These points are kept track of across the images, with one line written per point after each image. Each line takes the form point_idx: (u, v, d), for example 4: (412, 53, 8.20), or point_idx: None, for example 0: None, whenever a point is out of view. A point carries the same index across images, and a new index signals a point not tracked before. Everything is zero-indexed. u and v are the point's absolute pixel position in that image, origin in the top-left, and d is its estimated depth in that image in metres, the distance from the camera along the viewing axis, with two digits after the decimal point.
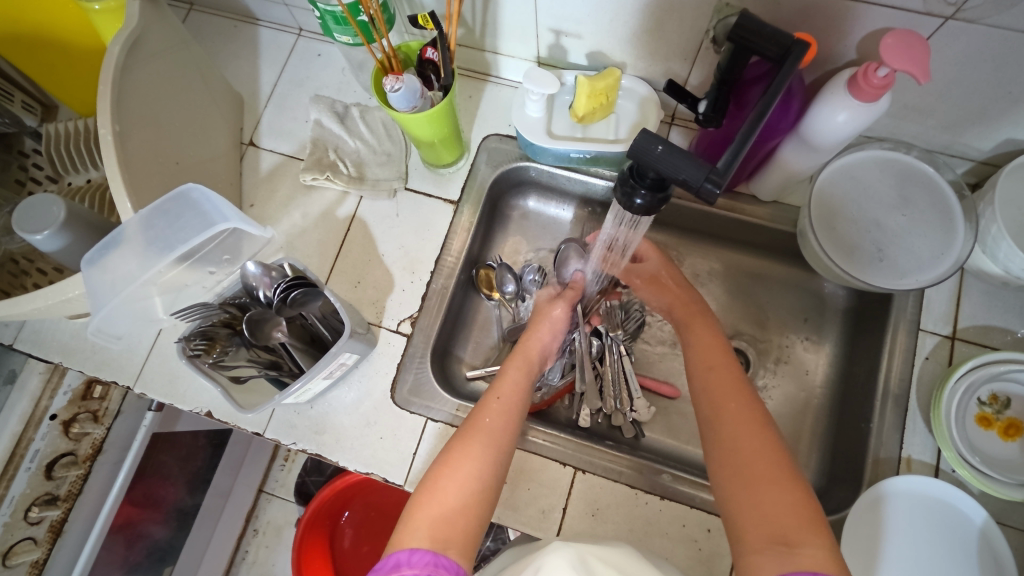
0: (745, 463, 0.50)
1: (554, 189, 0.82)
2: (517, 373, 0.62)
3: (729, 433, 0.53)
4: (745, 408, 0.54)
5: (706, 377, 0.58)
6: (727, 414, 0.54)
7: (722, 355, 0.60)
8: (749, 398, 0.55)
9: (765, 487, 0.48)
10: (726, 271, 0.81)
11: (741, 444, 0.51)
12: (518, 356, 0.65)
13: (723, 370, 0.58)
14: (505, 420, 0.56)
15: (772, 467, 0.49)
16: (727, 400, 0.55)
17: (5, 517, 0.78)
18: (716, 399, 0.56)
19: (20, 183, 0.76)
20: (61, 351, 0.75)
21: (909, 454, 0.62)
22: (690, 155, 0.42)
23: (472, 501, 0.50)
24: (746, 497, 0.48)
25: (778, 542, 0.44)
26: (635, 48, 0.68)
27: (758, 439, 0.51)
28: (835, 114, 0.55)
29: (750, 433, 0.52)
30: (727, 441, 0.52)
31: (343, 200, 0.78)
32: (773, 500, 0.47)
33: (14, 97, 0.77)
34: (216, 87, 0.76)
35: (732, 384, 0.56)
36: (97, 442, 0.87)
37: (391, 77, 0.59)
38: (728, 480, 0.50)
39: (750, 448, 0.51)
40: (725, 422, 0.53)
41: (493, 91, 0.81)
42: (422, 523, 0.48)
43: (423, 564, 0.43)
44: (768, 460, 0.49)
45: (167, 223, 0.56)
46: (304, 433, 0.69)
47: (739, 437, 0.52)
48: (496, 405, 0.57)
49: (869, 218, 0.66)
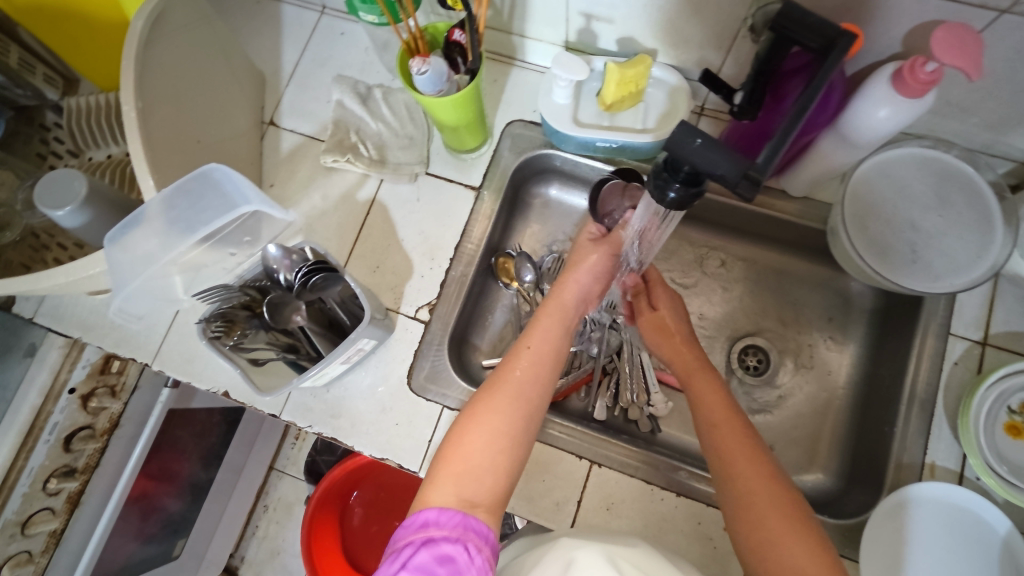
0: (761, 515, 0.49)
1: (577, 176, 0.81)
2: (552, 322, 0.59)
3: (739, 489, 0.51)
4: (754, 463, 0.52)
5: (709, 432, 0.55)
6: (738, 465, 0.52)
7: (728, 410, 0.56)
8: (757, 447, 0.53)
9: (782, 541, 0.47)
10: (750, 267, 0.80)
11: (753, 496, 0.50)
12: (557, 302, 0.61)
13: (728, 428, 0.55)
14: (541, 378, 0.54)
15: (788, 520, 0.48)
16: (738, 453, 0.52)
17: (25, 487, 0.78)
18: (725, 453, 0.53)
19: (41, 157, 0.76)
20: (81, 326, 0.78)
21: (933, 460, 0.61)
22: (728, 150, 0.41)
23: (503, 456, 0.49)
24: (765, 559, 0.47)
25: None
26: (667, 35, 0.66)
27: (774, 492, 0.50)
28: (876, 108, 0.53)
29: (764, 486, 0.50)
30: (739, 493, 0.51)
31: (364, 183, 0.77)
32: (794, 557, 0.46)
33: (36, 69, 0.75)
34: (238, 64, 0.75)
35: (737, 437, 0.54)
36: (114, 416, 0.88)
37: (418, 59, 0.58)
38: (747, 531, 0.49)
39: (762, 503, 0.49)
40: (737, 477, 0.51)
41: (519, 75, 0.79)
42: (449, 484, 0.47)
43: (456, 525, 0.44)
44: (787, 512, 0.48)
45: (188, 203, 0.55)
46: (320, 416, 0.70)
47: (754, 494, 0.50)
48: (528, 364, 0.54)
49: (904, 218, 0.64)
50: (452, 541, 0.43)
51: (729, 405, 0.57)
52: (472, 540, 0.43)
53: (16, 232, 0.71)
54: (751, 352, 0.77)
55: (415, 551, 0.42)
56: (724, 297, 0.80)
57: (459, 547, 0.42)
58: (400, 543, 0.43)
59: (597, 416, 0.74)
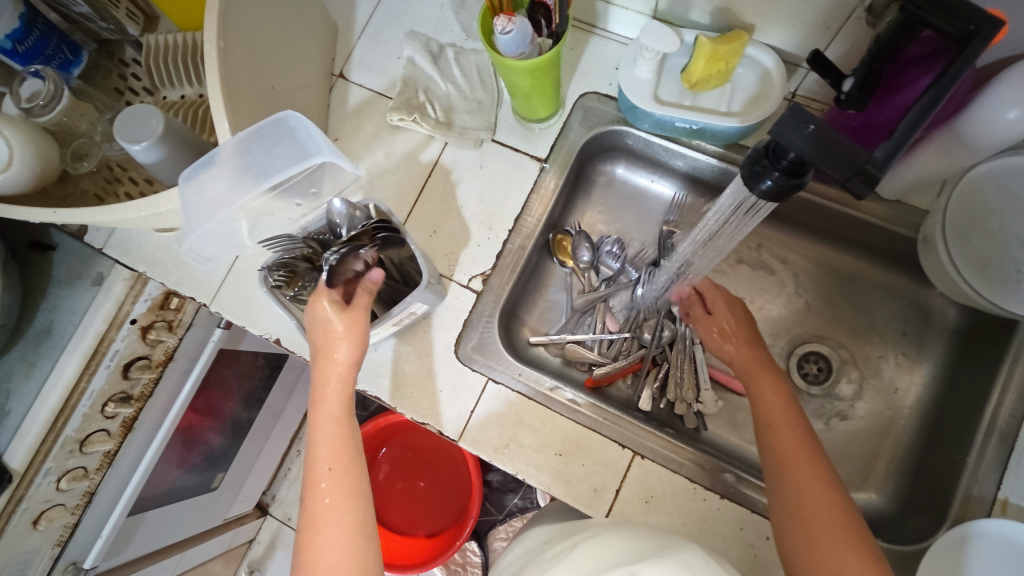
0: (812, 521, 0.48)
1: (647, 157, 0.77)
2: (332, 423, 0.54)
3: (790, 489, 0.50)
4: (811, 465, 0.50)
5: (768, 433, 0.55)
6: (791, 471, 0.51)
7: (789, 412, 0.55)
8: (815, 454, 0.51)
9: (833, 546, 0.46)
10: (822, 271, 0.75)
11: (805, 500, 0.49)
12: (331, 406, 0.54)
13: (786, 430, 0.54)
14: (344, 483, 0.52)
15: (839, 530, 0.46)
16: (793, 456, 0.51)
17: (85, 407, 0.81)
18: (779, 455, 0.52)
19: (119, 92, 0.79)
20: (145, 261, 0.84)
21: (1006, 496, 0.56)
22: (847, 138, 0.37)
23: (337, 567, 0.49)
24: (814, 563, 0.46)
25: None
26: (770, 10, 0.61)
27: (828, 502, 0.48)
28: (1004, 109, 0.48)
29: (819, 491, 0.49)
30: (789, 497, 0.50)
31: (428, 145, 0.75)
32: (842, 566, 0.45)
33: (120, 4, 0.75)
34: (313, 12, 0.74)
35: (793, 441, 0.52)
36: (169, 350, 0.91)
37: (503, 17, 0.55)
38: (796, 537, 0.48)
39: (815, 506, 0.48)
40: (788, 480, 0.50)
41: (598, 45, 0.75)
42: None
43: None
44: (841, 524, 0.47)
45: (263, 149, 0.55)
46: (366, 374, 0.70)
47: (801, 501, 0.49)
48: (327, 480, 0.52)
49: (1014, 234, 0.57)
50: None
51: (791, 408, 0.55)
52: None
53: (93, 163, 0.73)
54: (811, 359, 0.73)
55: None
56: (790, 299, 0.75)
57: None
58: None
59: (642, 406, 0.72)
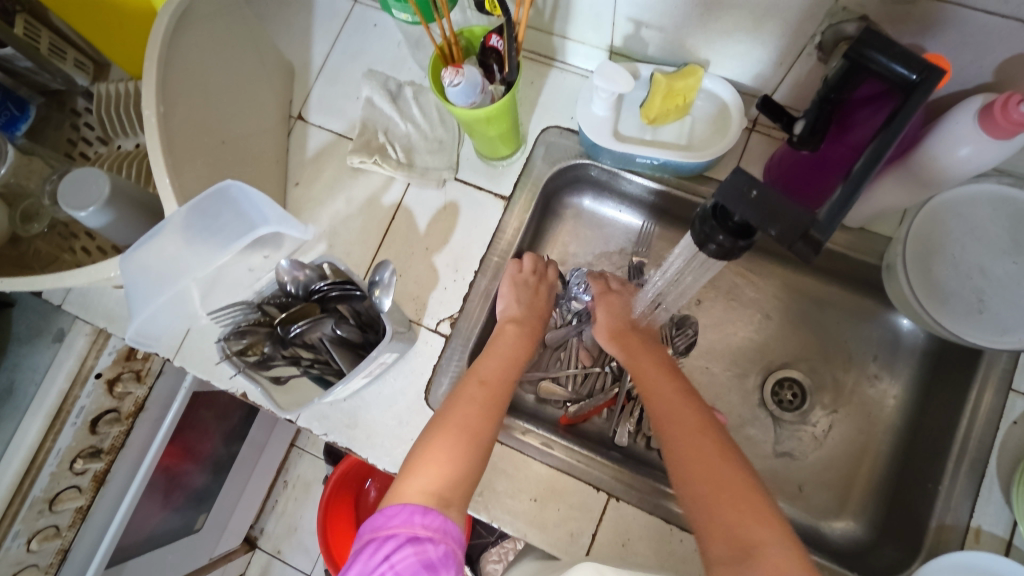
0: (699, 473, 0.51)
1: (614, 189, 0.76)
2: (526, 332, 0.67)
3: (676, 448, 0.54)
4: (693, 425, 0.55)
5: (653, 400, 0.59)
6: (676, 431, 0.55)
7: (668, 379, 0.60)
8: (696, 412, 0.56)
9: (719, 495, 0.49)
10: (792, 295, 0.75)
11: (692, 455, 0.52)
12: (526, 328, 0.68)
13: (667, 395, 0.58)
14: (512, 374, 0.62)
15: (724, 473, 0.50)
16: (677, 417, 0.56)
17: (52, 467, 0.78)
18: (664, 420, 0.56)
19: (71, 143, 0.77)
20: (106, 316, 0.82)
21: (978, 524, 0.57)
22: (789, 199, 0.38)
23: (453, 470, 0.53)
24: (706, 515, 0.49)
25: (743, 550, 0.45)
26: (723, 46, 0.60)
27: (713, 452, 0.52)
28: (957, 146, 0.48)
29: (716, 464, 0.52)
30: (678, 457, 0.53)
31: (390, 186, 0.74)
32: (731, 510, 0.48)
33: (66, 55, 0.75)
34: (266, 57, 0.73)
35: (679, 404, 0.57)
36: (139, 400, 0.88)
37: (451, 70, 0.54)
38: (688, 493, 0.51)
39: (700, 460, 0.52)
40: (676, 442, 0.54)
41: (557, 78, 0.74)
42: (411, 486, 0.51)
43: (400, 522, 0.48)
44: (725, 468, 0.51)
45: (203, 221, 0.53)
46: (337, 425, 0.68)
47: (687, 457, 0.52)
48: (504, 369, 0.62)
49: (974, 263, 0.58)
50: (401, 541, 0.46)
51: (672, 377, 0.61)
52: (420, 531, 0.47)
53: (45, 223, 0.70)
54: (785, 385, 0.73)
55: (360, 550, 0.47)
56: (761, 325, 0.75)
57: (407, 544, 0.46)
58: (383, 533, 0.47)
59: (619, 441, 0.71)
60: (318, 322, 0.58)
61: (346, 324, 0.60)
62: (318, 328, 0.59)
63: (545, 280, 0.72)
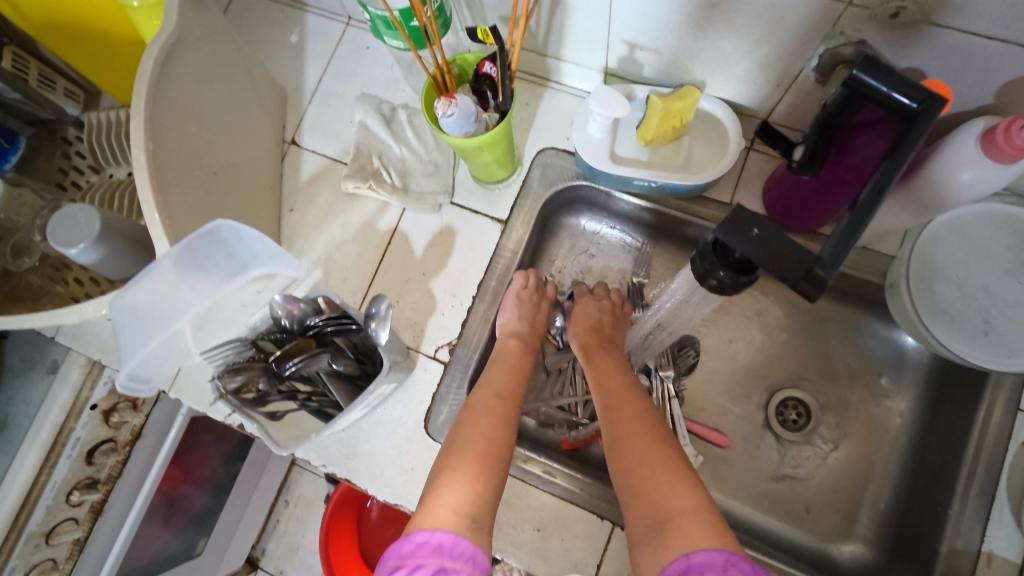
0: (630, 451, 0.52)
1: (612, 209, 0.76)
2: (531, 344, 0.67)
3: (614, 431, 0.55)
4: (632, 410, 0.56)
5: (599, 389, 0.61)
6: (616, 416, 0.56)
7: (618, 372, 0.62)
8: (636, 398, 0.58)
9: (643, 469, 0.50)
10: (795, 313, 0.74)
11: (627, 435, 0.54)
12: (531, 340, 0.68)
13: (612, 384, 0.60)
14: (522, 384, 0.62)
15: (653, 450, 0.51)
16: (617, 402, 0.57)
17: (49, 500, 0.77)
18: (606, 406, 0.58)
19: (63, 171, 0.76)
20: (100, 348, 0.83)
21: (990, 549, 0.56)
22: (793, 241, 0.37)
23: (483, 491, 0.50)
24: (633, 489, 0.50)
25: (658, 519, 0.46)
26: (719, 68, 0.60)
27: (645, 431, 0.53)
28: (959, 170, 0.48)
29: (647, 444, 0.52)
30: (614, 439, 0.54)
31: (385, 211, 0.74)
32: (654, 483, 0.49)
33: (57, 85, 0.75)
34: (258, 84, 0.72)
35: (622, 392, 0.59)
36: (135, 429, 0.87)
37: (444, 100, 0.53)
38: (619, 471, 0.52)
39: (632, 440, 0.53)
40: (614, 425, 0.55)
41: (553, 98, 0.74)
42: (444, 504, 0.47)
43: (429, 552, 0.43)
44: (653, 446, 0.52)
45: (195, 262, 0.51)
46: (335, 456, 0.68)
47: (622, 438, 0.54)
48: (513, 380, 0.62)
49: (977, 282, 0.57)
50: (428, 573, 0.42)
51: (623, 371, 0.62)
52: (448, 563, 0.43)
53: (35, 258, 0.69)
54: (790, 405, 0.72)
55: None
56: (764, 343, 0.74)
57: None
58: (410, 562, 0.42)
59: None
60: (316, 356, 0.57)
61: (342, 359, 0.59)
62: (315, 363, 0.57)
63: (545, 298, 0.71)
